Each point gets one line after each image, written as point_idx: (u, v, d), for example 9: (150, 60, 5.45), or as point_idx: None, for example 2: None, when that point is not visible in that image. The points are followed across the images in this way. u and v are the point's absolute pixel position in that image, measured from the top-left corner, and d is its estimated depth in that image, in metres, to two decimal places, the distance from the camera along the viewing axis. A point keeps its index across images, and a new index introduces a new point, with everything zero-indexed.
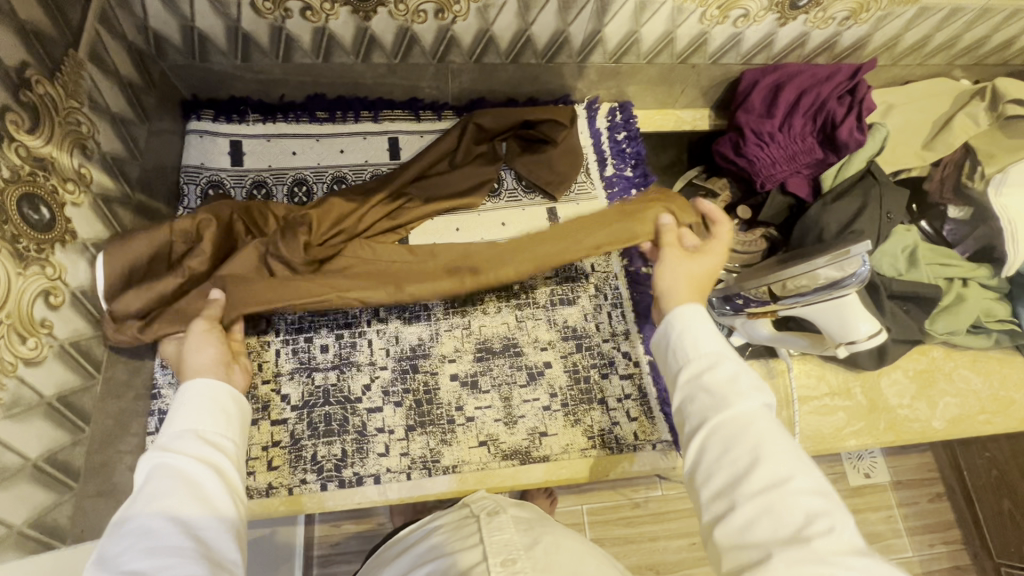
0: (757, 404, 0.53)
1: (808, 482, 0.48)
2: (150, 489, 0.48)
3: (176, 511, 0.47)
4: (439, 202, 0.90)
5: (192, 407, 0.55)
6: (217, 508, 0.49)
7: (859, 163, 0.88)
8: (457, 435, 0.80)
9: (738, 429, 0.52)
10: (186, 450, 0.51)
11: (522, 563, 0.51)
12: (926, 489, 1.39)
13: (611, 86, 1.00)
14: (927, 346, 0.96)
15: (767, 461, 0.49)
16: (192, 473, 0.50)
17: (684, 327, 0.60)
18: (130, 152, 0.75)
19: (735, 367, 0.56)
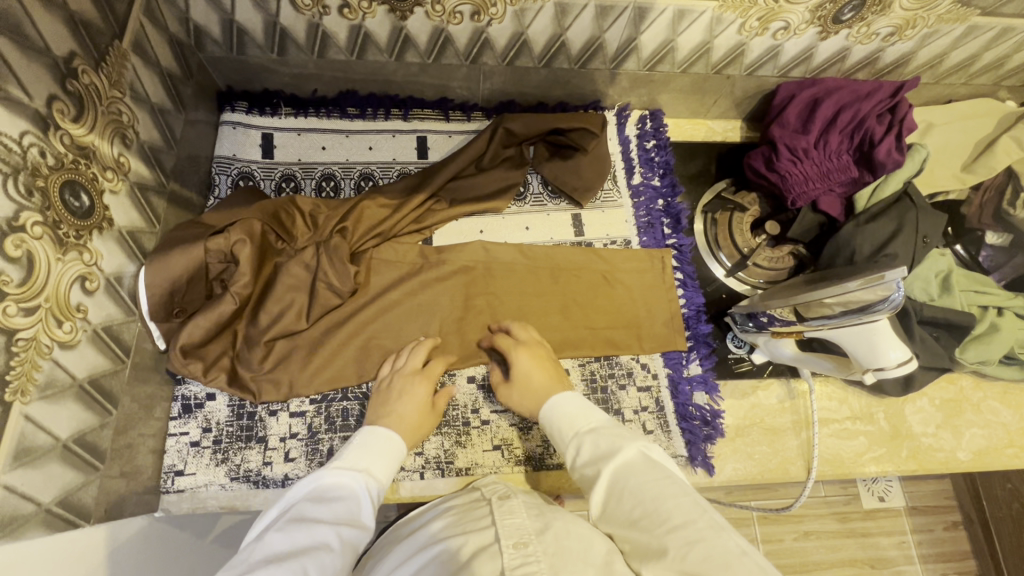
0: (614, 461, 0.59)
1: (678, 511, 0.51)
2: (336, 502, 0.56)
3: (334, 534, 0.52)
4: (468, 206, 0.90)
5: (383, 460, 0.65)
6: (352, 544, 0.53)
7: (896, 183, 0.85)
8: (472, 438, 0.80)
9: (619, 489, 0.56)
10: (365, 488, 0.60)
11: (533, 547, 0.50)
12: (941, 517, 1.36)
13: (642, 93, 1.00)
14: (956, 375, 0.93)
15: (647, 513, 0.52)
16: (364, 510, 0.58)
17: (555, 416, 0.68)
18: (166, 141, 0.76)
19: (598, 435, 0.63)
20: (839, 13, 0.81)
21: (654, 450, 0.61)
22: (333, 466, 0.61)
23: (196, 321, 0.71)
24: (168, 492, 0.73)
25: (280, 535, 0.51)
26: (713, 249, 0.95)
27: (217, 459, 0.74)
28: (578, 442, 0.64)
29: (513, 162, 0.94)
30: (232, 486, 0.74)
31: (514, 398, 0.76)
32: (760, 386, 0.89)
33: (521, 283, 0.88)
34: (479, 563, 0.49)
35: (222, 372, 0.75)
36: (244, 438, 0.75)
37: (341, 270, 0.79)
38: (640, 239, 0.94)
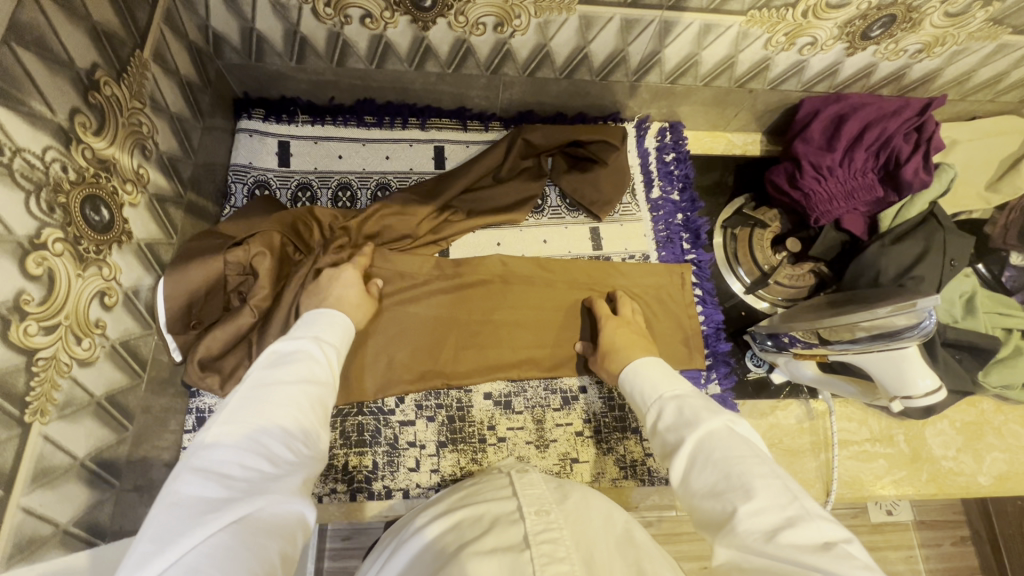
0: (697, 430, 0.53)
1: (766, 492, 0.46)
2: (292, 366, 0.54)
3: (305, 393, 0.52)
4: (484, 218, 0.89)
5: (327, 330, 0.63)
6: (322, 404, 0.53)
7: (923, 203, 0.83)
8: (488, 455, 0.79)
9: (700, 461, 0.51)
10: (321, 353, 0.58)
11: (555, 514, 0.47)
12: (951, 532, 1.36)
13: (662, 106, 0.98)
14: (977, 398, 0.92)
15: (730, 484, 0.47)
16: (324, 374, 0.56)
17: (637, 382, 0.65)
18: (184, 151, 0.75)
19: (679, 402, 0.58)
20: (868, 30, 0.80)
21: (743, 425, 0.54)
22: (280, 341, 0.58)
23: (214, 333, 0.71)
24: None
25: (240, 399, 0.49)
26: (732, 264, 0.94)
27: None
28: (657, 409, 0.60)
29: (531, 173, 0.93)
30: None
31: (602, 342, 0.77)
32: (779, 407, 0.88)
33: (539, 297, 0.86)
34: (498, 530, 0.46)
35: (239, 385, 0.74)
36: None
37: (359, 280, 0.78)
38: (659, 254, 0.93)
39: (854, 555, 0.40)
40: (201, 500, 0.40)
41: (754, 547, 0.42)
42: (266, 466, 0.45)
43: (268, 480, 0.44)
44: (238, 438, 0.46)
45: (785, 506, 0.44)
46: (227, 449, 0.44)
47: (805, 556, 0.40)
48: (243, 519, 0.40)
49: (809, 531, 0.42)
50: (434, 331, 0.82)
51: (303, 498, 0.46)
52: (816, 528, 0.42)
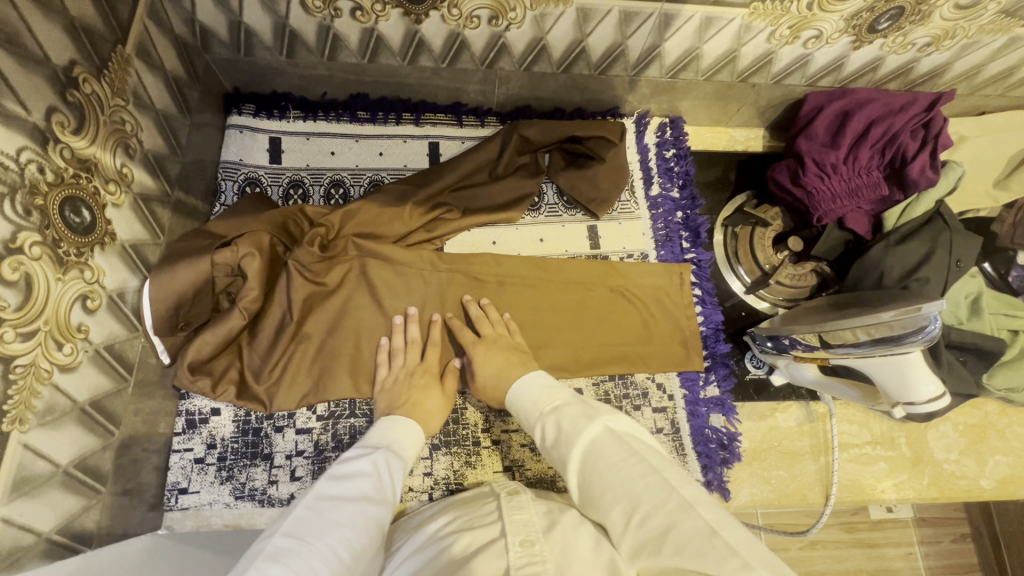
0: (579, 441, 0.54)
1: (644, 493, 0.46)
2: (354, 480, 0.56)
3: (362, 514, 0.51)
4: (479, 216, 0.87)
5: (395, 442, 0.65)
6: (378, 526, 0.52)
7: (928, 203, 0.81)
8: (483, 458, 0.78)
9: (588, 472, 0.52)
10: (387, 471, 0.59)
11: (541, 545, 0.46)
12: (950, 529, 1.36)
13: (662, 101, 0.96)
14: (981, 400, 0.90)
15: (614, 491, 0.48)
16: (384, 494, 0.57)
17: (521, 400, 0.65)
18: (172, 149, 0.73)
19: (556, 414, 0.59)
20: (875, 22, 0.77)
21: (614, 426, 0.55)
22: (349, 455, 0.60)
23: (203, 336, 0.70)
24: (172, 509, 0.72)
25: (305, 512, 0.49)
26: (732, 263, 0.93)
27: (221, 476, 0.73)
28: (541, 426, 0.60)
29: (527, 170, 0.91)
30: (238, 505, 0.73)
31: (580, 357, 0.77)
32: (779, 409, 0.87)
33: (539, 298, 0.85)
34: (483, 556, 0.46)
35: (231, 385, 0.73)
36: (250, 455, 0.74)
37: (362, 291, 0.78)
38: (658, 253, 0.92)
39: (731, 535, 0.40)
40: None
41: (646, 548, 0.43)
42: None
43: None
44: (295, 548, 0.45)
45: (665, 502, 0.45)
46: (283, 563, 0.43)
47: (682, 553, 0.41)
48: None
49: (681, 522, 0.42)
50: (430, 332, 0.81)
51: None
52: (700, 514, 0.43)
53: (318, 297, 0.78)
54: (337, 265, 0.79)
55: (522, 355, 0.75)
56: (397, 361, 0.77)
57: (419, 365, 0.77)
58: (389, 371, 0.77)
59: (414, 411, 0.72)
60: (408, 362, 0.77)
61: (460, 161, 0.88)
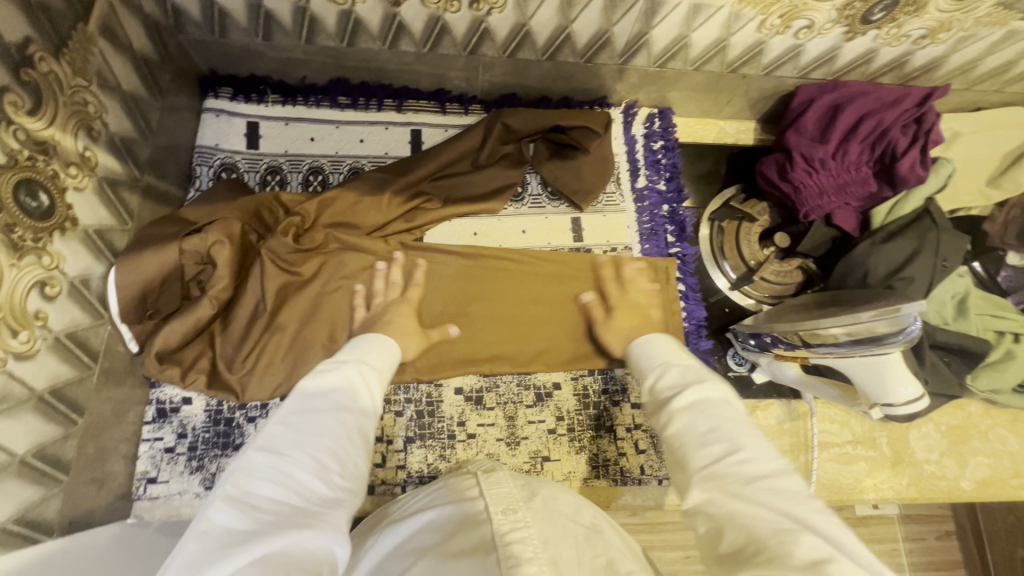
0: (695, 385, 0.49)
1: (753, 446, 0.43)
2: (331, 391, 0.49)
3: (343, 423, 0.46)
4: (459, 207, 0.86)
5: (370, 349, 0.58)
6: (362, 431, 0.47)
7: (915, 201, 0.79)
8: (457, 452, 0.77)
9: (697, 408, 0.47)
10: (366, 377, 0.53)
11: (522, 512, 0.44)
12: (935, 526, 1.37)
13: (651, 91, 0.94)
14: (965, 401, 0.89)
15: (720, 440, 0.44)
16: (368, 401, 0.51)
17: (640, 351, 0.59)
18: (141, 133, 0.72)
19: (689, 369, 0.53)
20: (868, 13, 0.75)
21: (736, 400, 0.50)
22: (322, 362, 0.53)
23: (171, 325, 0.68)
24: (141, 498, 0.71)
25: (277, 428, 0.44)
26: (718, 259, 0.91)
27: (191, 467, 0.73)
28: (659, 374, 0.54)
29: (510, 159, 0.89)
30: (207, 495, 0.72)
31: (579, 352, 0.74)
32: (760, 407, 0.86)
33: (520, 290, 0.84)
34: (464, 531, 0.44)
35: (202, 375, 0.72)
36: (221, 445, 0.74)
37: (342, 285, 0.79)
38: (643, 246, 0.90)
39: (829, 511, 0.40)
40: (227, 534, 0.36)
41: (736, 489, 0.40)
42: (294, 501, 0.39)
43: (300, 515, 0.38)
44: (272, 465, 0.40)
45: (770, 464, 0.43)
46: (262, 480, 0.39)
47: (790, 509, 0.39)
48: (270, 558, 0.35)
49: (788, 484, 0.41)
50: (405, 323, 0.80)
51: (341, 536, 0.39)
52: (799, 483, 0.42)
53: (292, 287, 0.77)
54: (314, 256, 0.78)
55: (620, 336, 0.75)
56: (376, 300, 0.75)
57: (397, 299, 0.75)
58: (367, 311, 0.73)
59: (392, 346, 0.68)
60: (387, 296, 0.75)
61: (442, 150, 0.86)
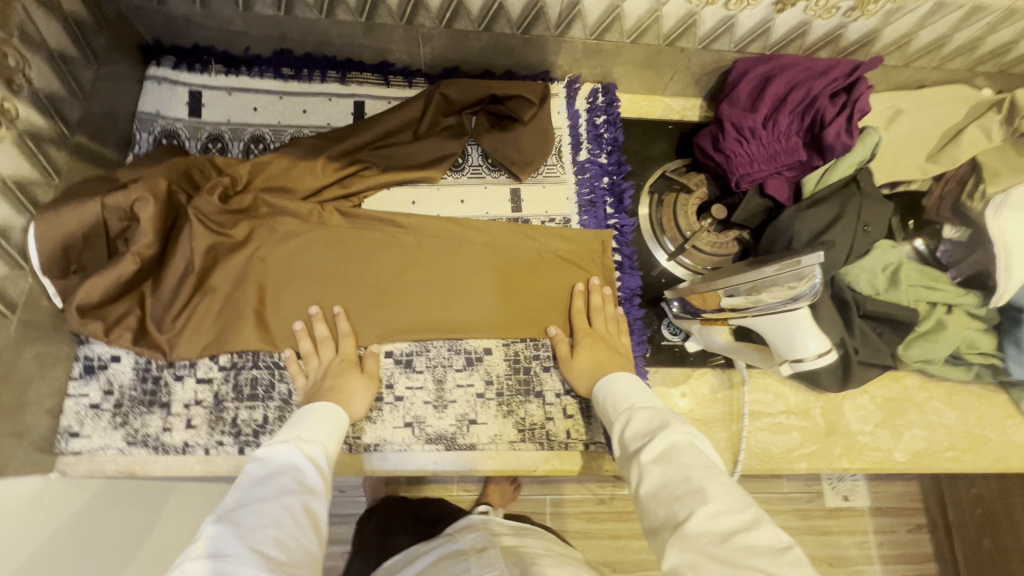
0: (665, 431, 0.58)
1: (723, 498, 0.51)
2: (269, 482, 0.54)
3: (286, 508, 0.52)
4: (397, 175, 0.87)
5: (307, 423, 0.64)
6: (309, 510, 0.54)
7: (845, 168, 0.80)
8: (384, 413, 0.77)
9: (667, 458, 0.55)
10: (307, 458, 0.59)
11: None
12: (906, 519, 1.44)
13: (595, 65, 0.95)
14: (902, 373, 0.89)
15: (691, 490, 0.52)
16: (312, 480, 0.57)
17: (609, 393, 0.70)
18: (73, 93, 0.73)
19: (654, 412, 0.62)
20: None
21: (704, 442, 0.58)
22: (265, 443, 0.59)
23: (92, 280, 0.69)
24: (66, 453, 0.73)
25: (220, 528, 0.49)
26: (656, 233, 0.91)
27: (115, 423, 0.73)
28: (630, 419, 0.64)
29: (450, 130, 0.90)
30: (130, 451, 0.73)
31: (573, 372, 0.78)
32: (694, 375, 0.86)
33: (453, 256, 0.85)
34: None
35: (128, 331, 0.73)
36: (146, 403, 0.74)
37: (274, 248, 0.80)
38: (581, 218, 0.91)
39: (802, 560, 0.45)
40: None
41: (708, 549, 0.47)
42: None
43: None
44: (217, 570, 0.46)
45: (741, 512, 0.49)
46: None
47: (759, 561, 0.45)
48: None
49: (763, 536, 0.47)
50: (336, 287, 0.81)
51: None
52: (771, 532, 0.48)
53: (222, 249, 0.78)
54: (245, 219, 0.79)
55: (624, 360, 0.78)
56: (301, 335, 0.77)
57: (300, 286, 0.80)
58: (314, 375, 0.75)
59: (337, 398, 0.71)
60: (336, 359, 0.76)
61: (380, 119, 0.87)
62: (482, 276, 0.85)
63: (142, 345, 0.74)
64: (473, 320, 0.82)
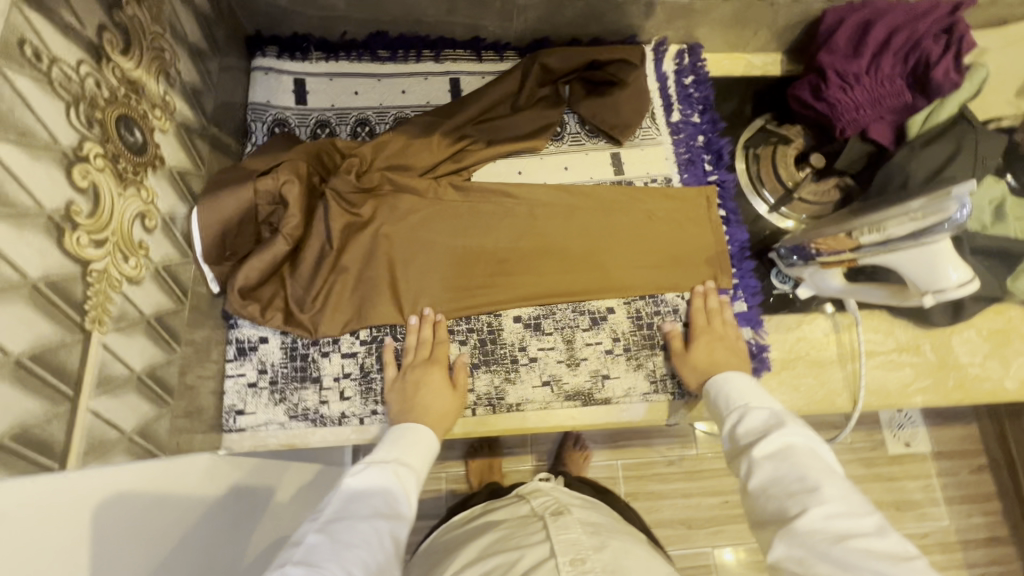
0: (780, 432, 0.60)
1: (839, 500, 0.53)
2: (362, 500, 0.58)
3: (376, 530, 0.55)
4: (506, 146, 0.89)
5: (407, 445, 0.68)
6: (393, 537, 0.56)
7: (953, 106, 0.81)
8: (522, 374, 0.81)
9: (781, 458, 0.58)
10: (399, 484, 0.62)
11: (588, 563, 0.65)
12: (969, 460, 1.48)
13: (681, 26, 0.96)
14: (1005, 305, 0.91)
15: (806, 489, 0.54)
16: (401, 507, 0.60)
17: (721, 386, 0.72)
18: (206, 85, 0.75)
19: (769, 413, 0.64)
20: None
21: (823, 448, 0.59)
22: (367, 462, 0.64)
23: (250, 261, 0.72)
24: (231, 430, 0.76)
25: (317, 540, 0.53)
26: (757, 187, 0.93)
27: (275, 399, 0.77)
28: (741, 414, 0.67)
29: (548, 100, 0.92)
30: (291, 424, 0.77)
31: (688, 365, 0.79)
32: (806, 321, 0.88)
33: (565, 223, 0.87)
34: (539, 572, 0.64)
35: (278, 312, 0.77)
36: (301, 379, 0.78)
37: (400, 224, 0.83)
38: (681, 176, 0.93)
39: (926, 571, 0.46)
40: None
41: (820, 547, 0.49)
42: None
43: None
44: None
45: (862, 517, 0.51)
46: None
47: (878, 562, 0.47)
48: None
49: (880, 542, 0.49)
50: (460, 259, 0.84)
51: None
52: (895, 541, 0.49)
53: (353, 228, 0.81)
54: (370, 198, 0.83)
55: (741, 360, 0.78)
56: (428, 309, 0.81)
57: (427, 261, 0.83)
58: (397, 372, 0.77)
59: (425, 406, 0.73)
60: (419, 354, 0.78)
61: (486, 93, 0.89)
62: (595, 240, 0.87)
63: (290, 324, 0.78)
64: (592, 282, 0.85)
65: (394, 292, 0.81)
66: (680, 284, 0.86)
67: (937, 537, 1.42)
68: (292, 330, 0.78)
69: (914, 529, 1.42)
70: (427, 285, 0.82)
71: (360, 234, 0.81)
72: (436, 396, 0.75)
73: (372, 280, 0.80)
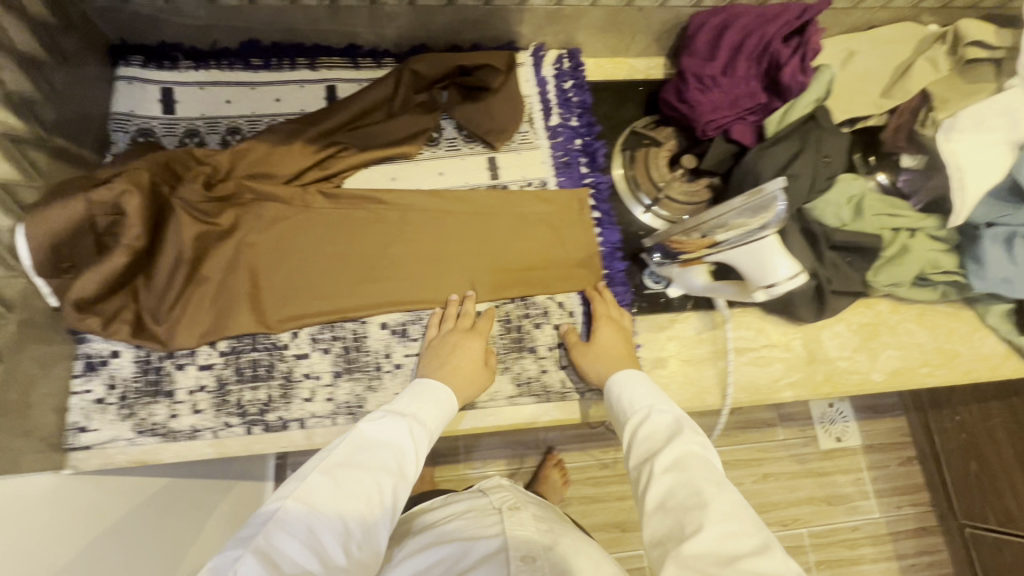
0: (679, 439, 0.62)
1: (731, 515, 0.53)
2: (370, 451, 0.60)
3: (380, 484, 0.58)
4: (377, 153, 0.89)
5: (419, 401, 0.69)
6: (393, 495, 0.59)
7: (804, 107, 0.83)
8: (385, 381, 0.81)
9: (679, 467, 0.59)
10: (407, 442, 0.63)
11: (539, 561, 0.63)
12: (897, 453, 1.51)
13: (557, 32, 0.97)
14: (873, 299, 0.94)
15: (699, 503, 0.55)
16: (405, 466, 0.62)
17: (623, 386, 0.73)
18: (47, 96, 0.74)
19: (674, 416, 0.66)
20: None
21: (713, 456, 0.62)
22: (385, 413, 0.65)
23: (87, 274, 0.70)
24: (75, 448, 0.74)
25: (321, 480, 0.55)
26: (631, 189, 0.94)
27: (123, 414, 0.75)
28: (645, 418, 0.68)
29: (423, 105, 0.92)
30: (140, 440, 0.75)
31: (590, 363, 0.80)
32: (679, 319, 0.90)
33: (437, 227, 0.87)
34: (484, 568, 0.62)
35: (126, 325, 0.75)
36: (152, 393, 0.76)
37: (262, 232, 0.82)
38: (557, 179, 0.94)
39: None
40: None
41: (707, 568, 0.49)
42: (315, 563, 0.50)
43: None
44: (301, 522, 0.52)
45: (753, 535, 0.52)
46: (288, 535, 0.51)
47: None
48: None
49: (765, 562, 0.50)
50: (328, 264, 0.83)
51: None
52: (780, 559, 0.50)
53: (212, 236, 0.80)
54: (229, 207, 0.82)
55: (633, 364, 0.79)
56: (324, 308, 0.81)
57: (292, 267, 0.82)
58: (440, 331, 0.82)
59: (451, 372, 0.76)
60: (461, 324, 0.82)
61: (353, 100, 0.88)
62: (466, 243, 0.87)
63: (143, 337, 0.76)
64: (464, 285, 0.85)
65: (257, 301, 0.80)
66: (550, 286, 0.87)
67: (866, 530, 1.44)
68: (144, 344, 0.76)
69: (844, 523, 1.43)
70: (291, 292, 0.81)
71: (220, 243, 0.80)
72: (461, 360, 0.77)
73: (232, 289, 0.79)
